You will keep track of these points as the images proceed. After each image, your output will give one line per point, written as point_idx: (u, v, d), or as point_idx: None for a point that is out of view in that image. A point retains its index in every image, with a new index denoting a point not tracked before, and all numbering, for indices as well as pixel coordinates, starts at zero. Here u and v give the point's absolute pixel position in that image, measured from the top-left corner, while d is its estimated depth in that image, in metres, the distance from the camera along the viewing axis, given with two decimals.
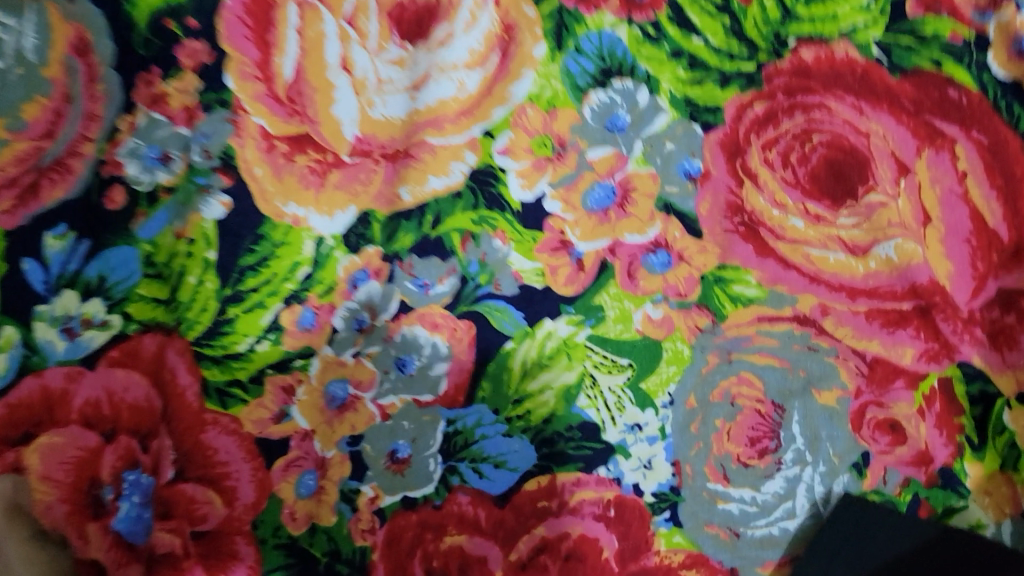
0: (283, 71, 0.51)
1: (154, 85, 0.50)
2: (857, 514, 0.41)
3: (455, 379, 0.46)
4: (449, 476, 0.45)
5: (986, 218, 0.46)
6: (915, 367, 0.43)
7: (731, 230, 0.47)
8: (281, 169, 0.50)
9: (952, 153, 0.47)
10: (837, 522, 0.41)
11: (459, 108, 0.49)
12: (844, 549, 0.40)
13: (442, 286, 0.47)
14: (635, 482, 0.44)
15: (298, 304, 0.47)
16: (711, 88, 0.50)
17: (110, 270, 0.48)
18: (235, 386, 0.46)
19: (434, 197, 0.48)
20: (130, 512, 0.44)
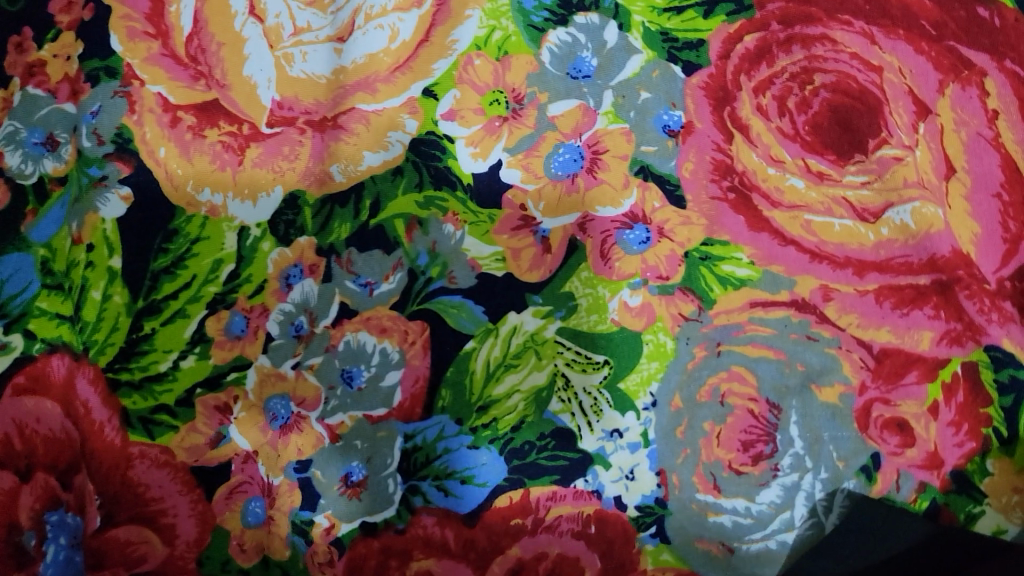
0: (181, 25, 0.43)
1: (27, 51, 0.43)
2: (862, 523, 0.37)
3: (410, 389, 0.40)
4: (411, 497, 0.40)
5: (1019, 166, 0.39)
6: (934, 354, 0.38)
7: (718, 197, 0.40)
8: (189, 147, 0.42)
9: (980, 89, 0.40)
10: (845, 528, 0.37)
11: (393, 62, 0.42)
12: (854, 558, 0.36)
13: (389, 284, 0.40)
14: (617, 495, 0.39)
15: (224, 309, 0.41)
16: (692, 16, 0.42)
17: (2, 282, 0.41)
18: (161, 413, 0.40)
19: (370, 176, 0.41)
20: (59, 555, 0.39)
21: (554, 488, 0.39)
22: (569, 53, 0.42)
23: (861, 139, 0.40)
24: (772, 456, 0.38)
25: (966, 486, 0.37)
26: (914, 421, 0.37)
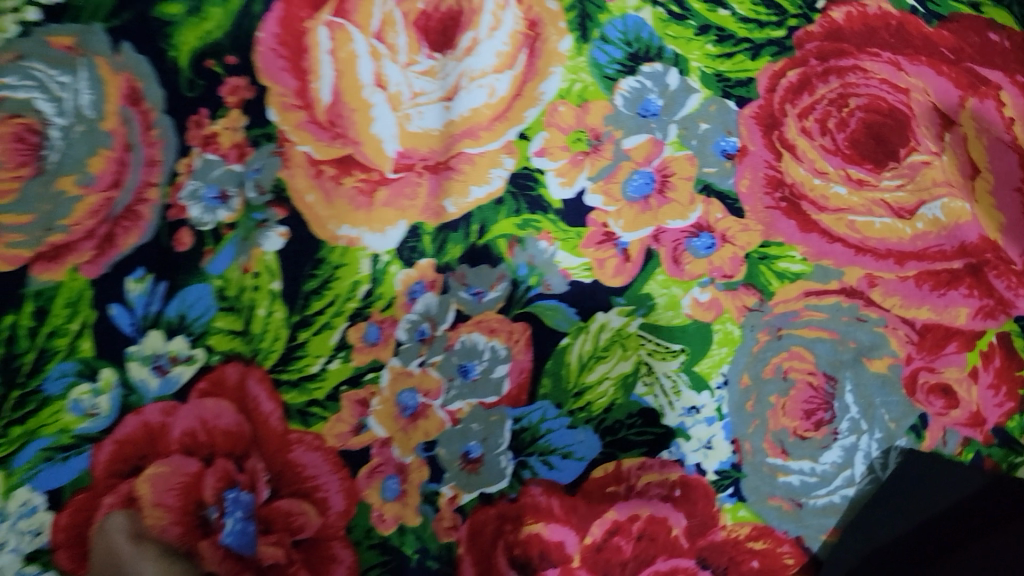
0: (321, 97, 0.53)
1: (204, 126, 0.54)
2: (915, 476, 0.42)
3: (516, 379, 0.47)
4: (521, 470, 0.47)
5: None
6: (971, 327, 0.43)
7: (772, 206, 0.47)
8: (331, 193, 0.52)
9: (997, 101, 0.46)
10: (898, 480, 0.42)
11: (492, 113, 0.51)
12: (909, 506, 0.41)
13: (495, 292, 0.48)
14: (697, 462, 0.45)
15: (362, 321, 0.50)
16: (742, 60, 0.50)
17: (188, 307, 0.51)
18: (314, 406, 0.49)
19: (477, 207, 0.49)
20: (236, 526, 0.48)
21: (643, 458, 0.46)
22: (639, 96, 0.50)
23: (892, 151, 0.46)
24: (833, 421, 0.44)
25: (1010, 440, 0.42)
26: (958, 385, 0.43)
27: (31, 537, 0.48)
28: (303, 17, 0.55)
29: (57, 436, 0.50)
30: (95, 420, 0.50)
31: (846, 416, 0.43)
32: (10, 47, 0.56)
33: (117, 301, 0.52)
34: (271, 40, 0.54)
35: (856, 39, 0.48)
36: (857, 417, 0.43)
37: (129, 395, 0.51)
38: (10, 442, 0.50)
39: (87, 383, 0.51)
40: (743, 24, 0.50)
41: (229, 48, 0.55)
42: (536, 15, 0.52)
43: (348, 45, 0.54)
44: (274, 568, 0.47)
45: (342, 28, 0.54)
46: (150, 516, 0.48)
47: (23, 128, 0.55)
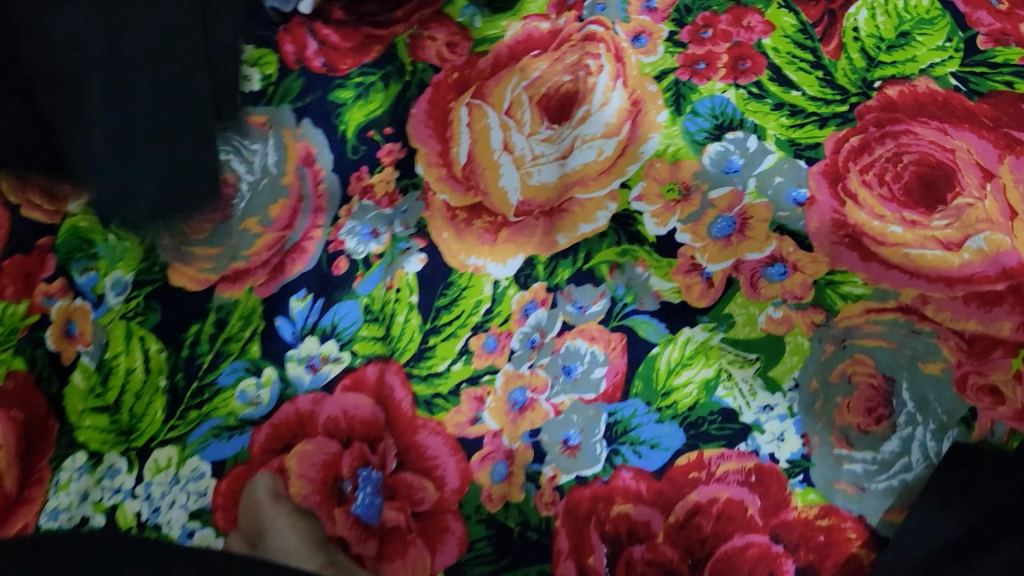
0: (459, 158, 0.65)
1: (363, 179, 0.67)
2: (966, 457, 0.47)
3: (613, 380, 0.56)
4: (614, 456, 0.54)
5: None
6: (1014, 338, 0.50)
7: (837, 242, 0.55)
8: (463, 231, 0.63)
9: None
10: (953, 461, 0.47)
11: (600, 168, 0.62)
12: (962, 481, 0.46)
13: (596, 306, 0.58)
14: (771, 452, 0.52)
15: (483, 332, 0.59)
16: (812, 129, 0.59)
17: (340, 318, 0.62)
18: (439, 398, 0.58)
19: (584, 238, 0.60)
20: (365, 499, 0.56)
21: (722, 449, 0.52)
22: (724, 157, 0.60)
23: (941, 197, 0.54)
24: (891, 416, 0.50)
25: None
26: (1004, 385, 0.49)
27: (197, 497, 0.58)
28: (449, 99, 0.68)
29: (226, 417, 0.60)
30: (257, 407, 0.60)
31: (904, 411, 0.50)
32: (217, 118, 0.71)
33: (281, 314, 0.63)
34: (422, 114, 0.68)
35: (908, 112, 0.57)
36: (913, 411, 0.50)
37: (286, 388, 0.61)
38: (187, 421, 0.61)
39: (253, 377, 0.61)
40: (812, 102, 0.60)
41: (388, 122, 0.68)
42: (639, 95, 0.63)
43: (483, 119, 0.66)
44: (396, 532, 0.55)
45: (479, 106, 0.67)
46: (294, 485, 0.57)
47: None
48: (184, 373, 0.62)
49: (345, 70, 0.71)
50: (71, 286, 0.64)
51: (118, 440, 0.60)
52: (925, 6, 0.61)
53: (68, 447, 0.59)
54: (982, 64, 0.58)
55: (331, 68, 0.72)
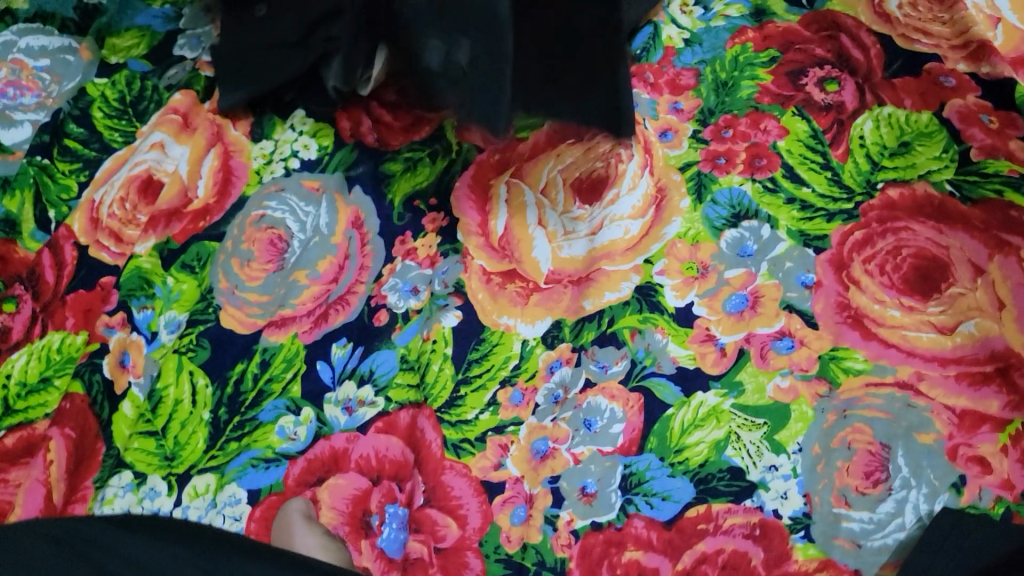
0: (496, 229, 0.71)
1: (407, 242, 0.73)
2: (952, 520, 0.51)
3: (629, 435, 0.60)
4: (628, 505, 0.57)
5: None
6: (1001, 415, 0.54)
7: (840, 322, 0.61)
8: (497, 294, 0.68)
9: (1018, 257, 0.60)
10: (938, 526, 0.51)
11: (627, 245, 0.68)
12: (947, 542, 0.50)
13: (618, 366, 0.63)
14: (775, 508, 0.55)
15: (510, 386, 0.64)
16: (820, 222, 0.65)
17: (377, 366, 0.67)
18: (466, 442, 0.62)
19: (609, 305, 0.65)
20: (391, 534, 0.59)
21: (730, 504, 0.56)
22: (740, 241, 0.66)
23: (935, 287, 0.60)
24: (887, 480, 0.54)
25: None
26: (991, 456, 0.53)
27: (232, 520, 0.61)
28: (490, 178, 0.74)
29: (264, 449, 0.64)
30: (293, 443, 0.64)
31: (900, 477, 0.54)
32: (275, 182, 0.79)
33: (322, 359, 0.68)
34: (465, 188, 0.74)
35: (906, 211, 0.64)
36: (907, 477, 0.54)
37: (322, 426, 0.65)
38: (226, 453, 0.65)
39: (292, 415, 0.66)
40: (820, 199, 0.66)
41: (432, 194, 0.75)
42: (664, 184, 0.70)
43: (520, 197, 0.72)
44: (418, 563, 0.58)
45: (517, 185, 0.73)
46: (325, 515, 0.60)
47: (275, 236, 0.75)
48: (227, 408, 0.66)
49: (396, 146, 0.79)
50: (129, 321, 0.71)
51: (160, 464, 0.64)
52: (924, 121, 0.68)
53: (115, 467, 0.64)
54: (975, 172, 0.64)
55: (383, 143, 0.79)
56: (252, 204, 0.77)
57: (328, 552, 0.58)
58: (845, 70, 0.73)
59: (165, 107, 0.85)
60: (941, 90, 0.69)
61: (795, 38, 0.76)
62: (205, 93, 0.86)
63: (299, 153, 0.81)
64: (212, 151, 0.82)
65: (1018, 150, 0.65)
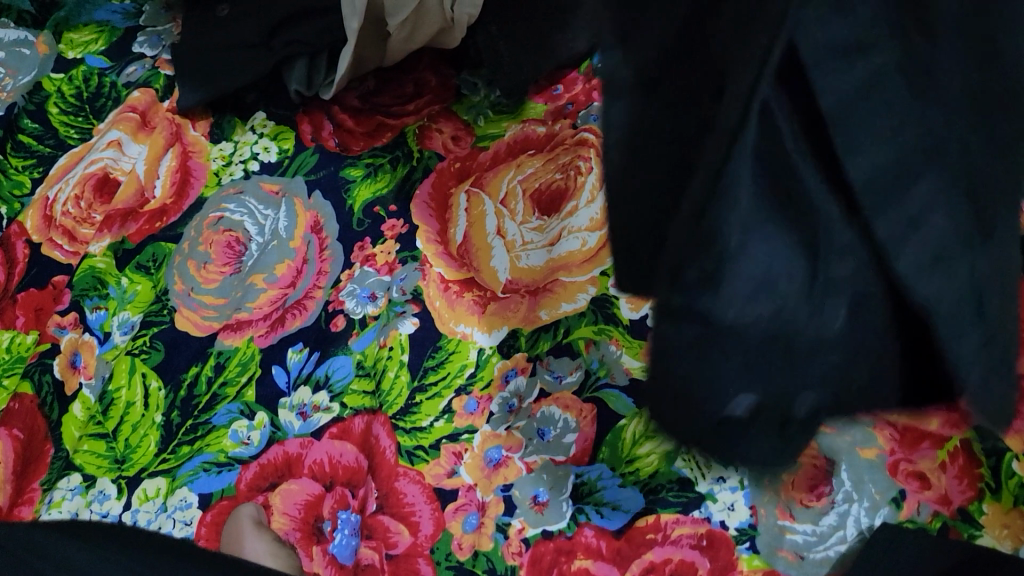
0: (455, 237, 0.72)
1: (366, 249, 0.73)
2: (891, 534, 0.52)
3: (581, 445, 0.61)
4: (578, 514, 0.58)
5: None
6: (941, 432, 0.56)
7: None
8: (454, 302, 0.69)
9: None
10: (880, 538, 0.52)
11: (583, 256, 0.68)
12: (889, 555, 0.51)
13: (572, 376, 0.63)
14: (722, 519, 0.56)
15: (465, 394, 0.64)
16: None
17: (333, 371, 0.67)
18: (420, 449, 0.62)
19: (564, 316, 0.66)
20: (343, 540, 0.60)
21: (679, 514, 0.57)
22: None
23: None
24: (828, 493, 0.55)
25: (968, 518, 0.53)
26: (930, 472, 0.55)
27: (183, 524, 0.61)
28: (450, 186, 0.75)
29: (216, 453, 0.64)
30: (247, 447, 0.64)
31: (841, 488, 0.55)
32: (235, 184, 0.78)
33: (278, 363, 0.68)
34: (426, 196, 0.75)
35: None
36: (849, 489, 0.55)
37: (276, 431, 0.65)
38: (178, 456, 0.64)
39: (246, 419, 0.65)
40: None
41: (392, 200, 0.75)
42: None
43: (479, 206, 0.73)
44: (369, 569, 0.58)
45: (477, 195, 0.74)
46: (276, 521, 0.60)
47: (233, 239, 0.74)
48: (180, 411, 0.66)
49: (356, 151, 0.79)
50: (81, 321, 0.70)
51: (111, 467, 0.64)
52: None
53: (63, 469, 0.64)
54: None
55: (343, 148, 0.79)
56: (210, 206, 0.77)
57: (277, 557, 0.58)
58: None
59: (123, 106, 0.85)
60: None
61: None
62: (164, 91, 0.86)
63: (259, 156, 0.80)
64: (171, 152, 0.81)
65: None
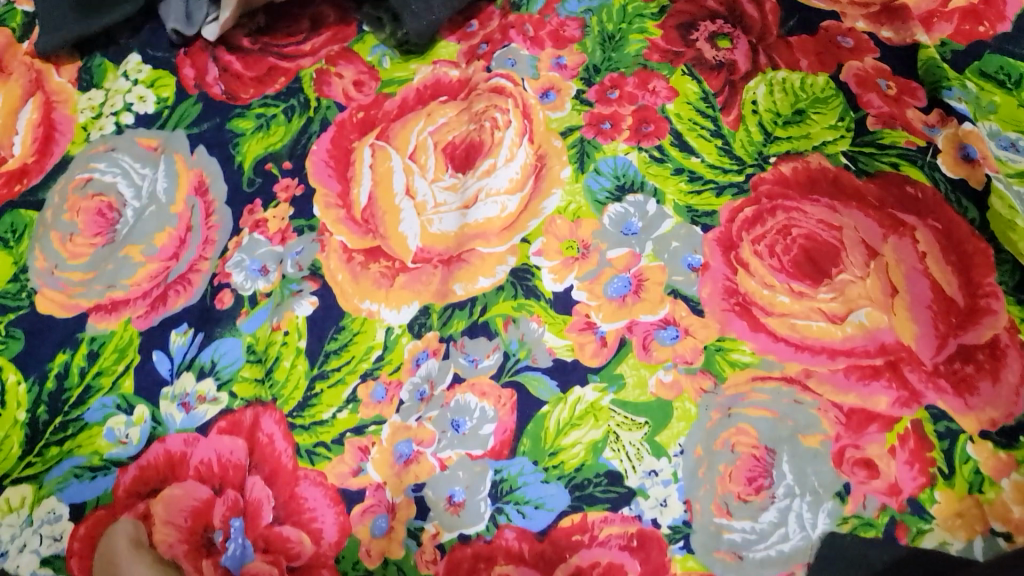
0: (359, 200, 0.63)
1: (257, 212, 0.64)
2: (842, 545, 0.48)
3: (500, 437, 0.55)
4: (497, 515, 0.52)
5: (909, 348, 0.53)
6: (891, 412, 0.52)
7: (727, 310, 0.57)
8: (359, 274, 0.61)
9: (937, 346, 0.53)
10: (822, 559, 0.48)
11: (502, 223, 0.62)
12: None
13: (489, 359, 0.57)
14: (653, 517, 0.51)
15: (372, 379, 0.58)
16: (708, 196, 0.61)
17: (220, 356, 0.59)
18: (320, 447, 0.56)
19: (482, 291, 0.59)
20: (236, 551, 0.53)
21: (686, 318, 0.57)
22: (632, 190, 0.62)
23: (813, 306, 0.56)
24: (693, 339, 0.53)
25: (942, 411, 0.51)
26: (879, 458, 0.50)
27: (50, 541, 0.54)
28: (352, 140, 0.66)
29: (90, 456, 0.57)
30: (124, 447, 0.57)
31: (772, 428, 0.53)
32: (105, 140, 0.69)
33: (160, 349, 0.60)
34: (324, 153, 0.66)
35: (772, 247, 0.58)
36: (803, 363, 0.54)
37: (157, 427, 0.57)
38: (46, 458, 0.57)
39: (123, 415, 0.58)
40: (710, 169, 0.62)
41: (286, 155, 0.66)
42: (544, 151, 0.64)
43: (386, 162, 0.64)
44: None
45: (383, 149, 0.65)
46: (160, 531, 0.54)
47: (103, 204, 0.66)
48: (48, 407, 0.59)
49: (245, 99, 0.70)
50: None
51: None
52: (820, 85, 0.65)
53: None
54: (934, 94, 0.63)
55: (230, 96, 0.70)
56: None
57: None
58: (737, 29, 0.68)
59: None
60: (838, 51, 0.66)
61: (689, 19, 0.69)
62: (23, 32, 0.74)
63: (134, 108, 0.70)
64: (32, 103, 0.71)
65: (915, 121, 0.62)
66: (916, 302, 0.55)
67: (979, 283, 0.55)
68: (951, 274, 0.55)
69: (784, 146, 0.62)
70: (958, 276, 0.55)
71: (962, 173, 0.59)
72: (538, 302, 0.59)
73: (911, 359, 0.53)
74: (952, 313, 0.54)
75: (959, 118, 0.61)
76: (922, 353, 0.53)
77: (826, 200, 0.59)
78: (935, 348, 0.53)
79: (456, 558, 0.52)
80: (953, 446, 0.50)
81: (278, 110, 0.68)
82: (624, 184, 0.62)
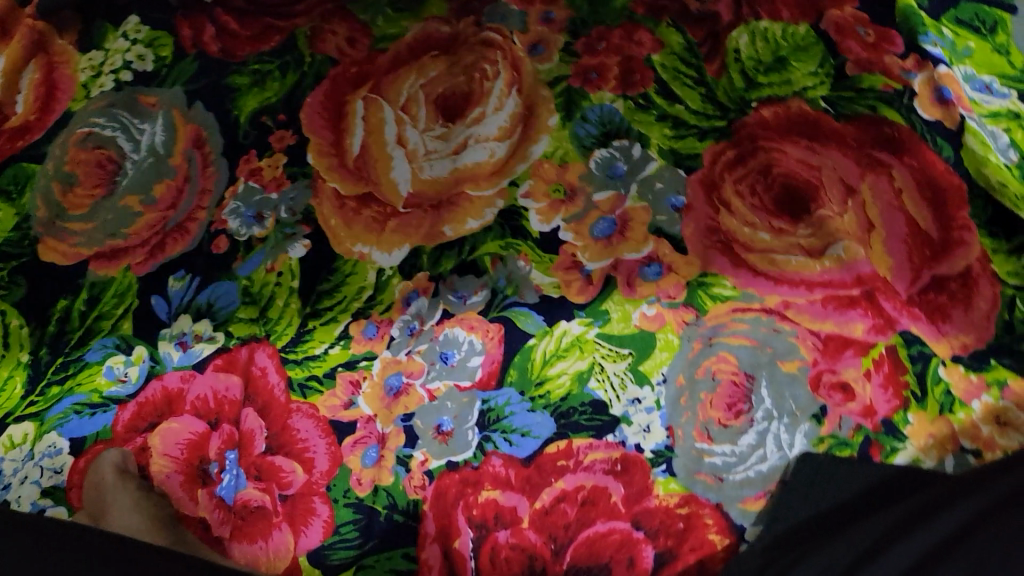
0: (351, 148, 0.65)
1: (252, 162, 0.66)
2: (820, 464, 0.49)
3: (487, 369, 0.56)
4: (485, 443, 0.54)
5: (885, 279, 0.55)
6: (867, 339, 0.53)
7: (709, 247, 0.58)
8: (350, 219, 0.62)
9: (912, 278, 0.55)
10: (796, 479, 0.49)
11: (491, 169, 0.63)
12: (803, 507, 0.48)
13: (477, 297, 0.59)
14: (637, 442, 0.53)
15: (363, 318, 0.59)
16: (691, 140, 0.62)
17: (216, 298, 0.61)
18: (313, 381, 0.57)
19: (471, 233, 0.61)
20: (230, 481, 0.54)
21: (669, 256, 0.58)
22: (618, 134, 0.63)
23: (792, 241, 0.57)
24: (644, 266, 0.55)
25: (916, 337, 0.53)
26: (855, 383, 0.52)
27: (50, 473, 0.55)
28: (345, 93, 0.68)
29: (90, 394, 0.58)
30: (124, 385, 0.58)
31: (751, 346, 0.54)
32: (105, 97, 0.70)
33: (158, 293, 0.62)
34: (317, 105, 0.67)
35: (754, 187, 0.59)
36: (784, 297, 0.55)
37: (155, 365, 0.59)
38: (47, 398, 0.58)
39: (123, 355, 0.59)
40: (694, 115, 0.63)
41: (281, 107, 0.68)
42: (532, 100, 0.65)
43: (377, 112, 0.66)
44: (260, 512, 0.53)
45: (375, 100, 0.67)
46: (156, 463, 0.55)
47: (104, 157, 0.67)
48: (50, 348, 0.60)
49: (242, 57, 0.71)
50: None
51: None
52: (800, 34, 0.66)
53: None
54: (911, 38, 0.64)
55: (228, 54, 0.72)
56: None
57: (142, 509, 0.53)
58: None
59: None
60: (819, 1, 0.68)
61: None
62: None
63: (133, 66, 0.72)
64: (34, 64, 0.73)
65: (894, 65, 0.63)
66: (893, 237, 0.56)
67: (954, 216, 0.56)
68: (927, 209, 0.57)
69: (765, 92, 0.63)
70: (933, 211, 0.56)
71: (938, 113, 0.60)
72: (525, 242, 0.60)
73: (886, 289, 0.54)
74: (929, 246, 0.55)
75: (935, 61, 0.62)
76: (898, 284, 0.54)
77: (807, 142, 0.60)
78: (911, 279, 0.55)
79: (444, 485, 0.53)
80: (926, 369, 0.52)
81: (274, 66, 0.70)
82: (610, 131, 0.64)
